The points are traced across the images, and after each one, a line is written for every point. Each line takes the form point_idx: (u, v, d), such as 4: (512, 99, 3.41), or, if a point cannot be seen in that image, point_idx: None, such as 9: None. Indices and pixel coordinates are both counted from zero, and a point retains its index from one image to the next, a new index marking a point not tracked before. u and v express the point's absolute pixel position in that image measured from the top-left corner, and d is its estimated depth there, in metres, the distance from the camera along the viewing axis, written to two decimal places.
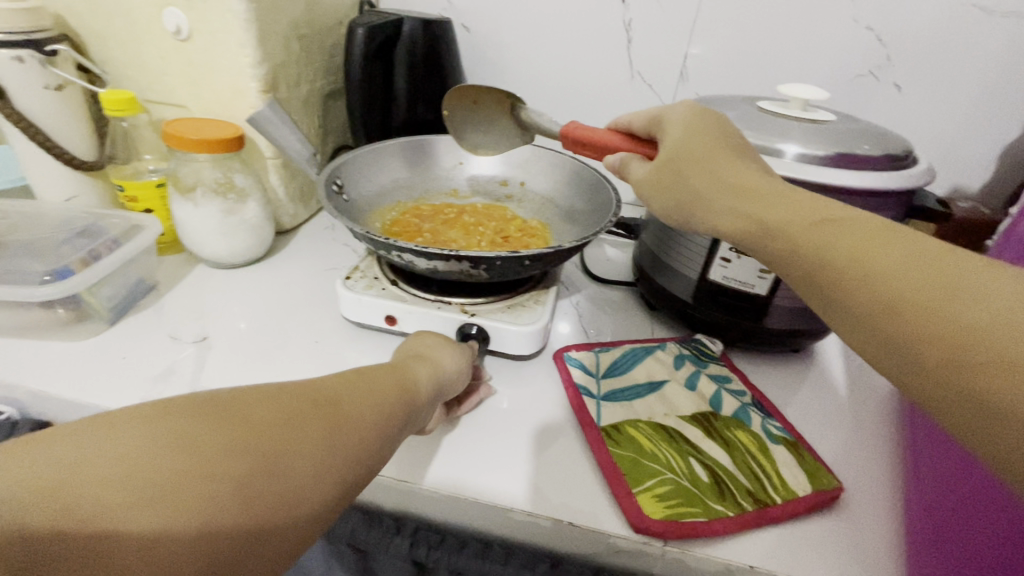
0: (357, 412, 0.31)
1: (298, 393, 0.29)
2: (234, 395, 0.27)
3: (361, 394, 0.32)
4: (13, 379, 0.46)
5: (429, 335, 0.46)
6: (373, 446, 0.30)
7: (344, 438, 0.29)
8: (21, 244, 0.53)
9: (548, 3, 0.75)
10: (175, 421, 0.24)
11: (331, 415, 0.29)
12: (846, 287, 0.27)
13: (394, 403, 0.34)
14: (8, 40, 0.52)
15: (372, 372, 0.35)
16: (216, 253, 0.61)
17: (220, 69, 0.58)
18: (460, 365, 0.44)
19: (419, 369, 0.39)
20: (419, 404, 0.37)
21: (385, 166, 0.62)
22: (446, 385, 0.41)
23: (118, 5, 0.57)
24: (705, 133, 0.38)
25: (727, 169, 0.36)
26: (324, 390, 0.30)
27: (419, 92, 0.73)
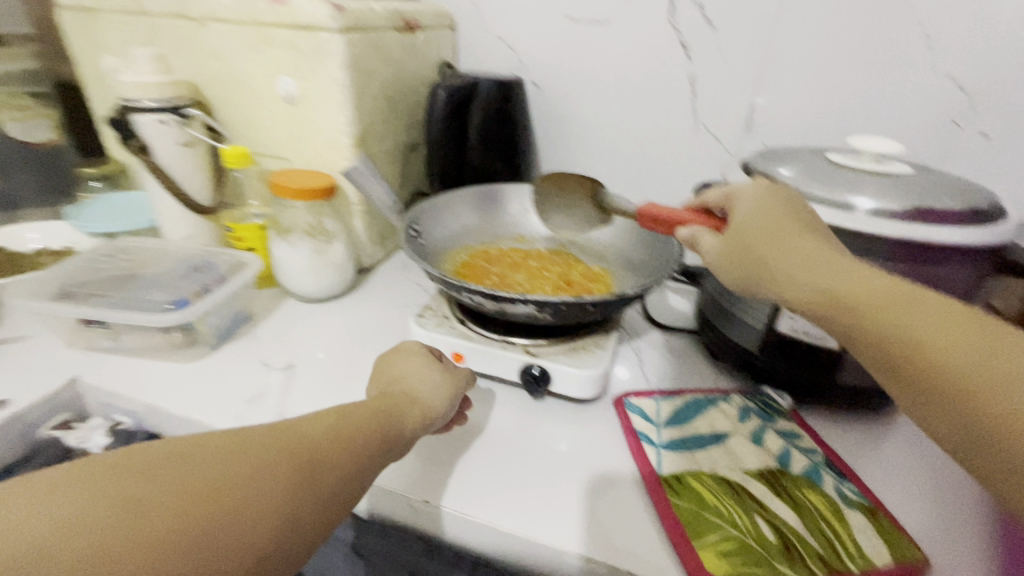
0: (329, 455, 0.32)
1: (264, 437, 0.30)
2: (193, 447, 0.28)
3: (337, 433, 0.33)
4: (135, 394, 0.52)
5: (419, 359, 0.48)
6: (345, 490, 0.32)
7: (313, 482, 0.30)
8: (149, 275, 0.61)
9: (616, 61, 0.79)
10: (128, 474, 0.26)
11: (304, 457, 0.30)
12: (942, 377, 0.27)
13: (376, 442, 0.35)
14: (156, 106, 0.62)
15: (354, 408, 0.37)
16: (305, 289, 0.68)
17: (321, 128, 0.66)
18: (450, 396, 0.45)
19: (401, 405, 0.40)
20: (403, 440, 0.38)
21: (458, 212, 0.67)
22: (433, 420, 0.42)
23: (242, 76, 0.66)
24: (777, 210, 0.39)
25: (788, 241, 0.36)
26: (296, 430, 0.32)
27: (491, 143, 0.78)
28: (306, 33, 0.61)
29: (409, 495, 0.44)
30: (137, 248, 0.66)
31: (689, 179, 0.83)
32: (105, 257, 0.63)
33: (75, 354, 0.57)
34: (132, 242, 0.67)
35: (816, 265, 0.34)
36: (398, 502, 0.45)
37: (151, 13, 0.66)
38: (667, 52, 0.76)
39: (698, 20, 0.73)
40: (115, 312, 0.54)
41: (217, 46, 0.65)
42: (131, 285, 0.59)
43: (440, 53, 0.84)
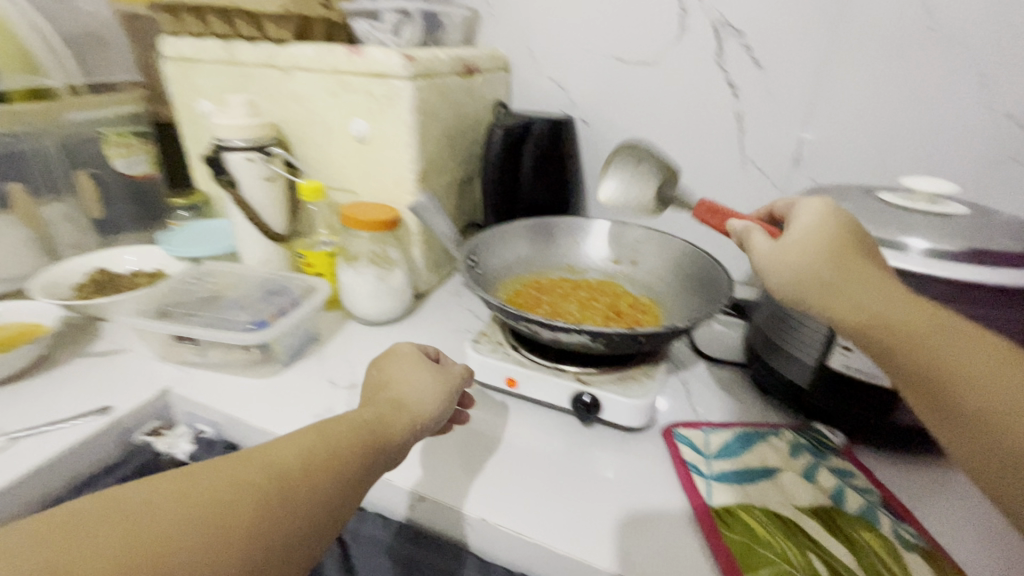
0: (300, 486, 0.32)
1: (216, 478, 0.30)
2: (140, 497, 0.28)
3: (309, 460, 0.33)
4: (218, 405, 0.58)
5: (410, 361, 0.48)
6: (316, 519, 0.32)
7: (277, 515, 0.30)
8: (232, 297, 0.67)
9: (664, 100, 0.83)
10: (53, 541, 0.25)
11: (267, 492, 0.30)
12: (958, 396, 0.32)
13: (359, 459, 0.36)
14: (244, 145, 0.69)
15: (333, 425, 0.37)
16: (366, 312, 0.72)
17: (387, 164, 0.72)
18: (443, 401, 0.45)
19: (391, 413, 0.41)
20: (390, 453, 0.39)
21: (512, 243, 0.71)
22: (424, 424, 0.43)
23: (319, 117, 0.73)
24: (837, 235, 0.40)
25: (847, 268, 0.38)
26: (260, 462, 0.32)
27: (542, 178, 0.82)
28: (379, 80, 0.67)
29: (466, 512, 0.46)
30: (221, 271, 0.73)
31: (736, 212, 0.85)
32: (194, 280, 0.70)
33: (166, 367, 0.64)
34: (217, 266, 0.74)
35: (877, 293, 0.36)
36: (454, 518, 0.47)
37: (243, 63, 0.75)
38: (714, 91, 0.79)
39: (744, 60, 0.76)
40: (205, 330, 0.60)
41: (299, 91, 0.72)
42: (217, 305, 0.65)
43: (495, 92, 0.89)
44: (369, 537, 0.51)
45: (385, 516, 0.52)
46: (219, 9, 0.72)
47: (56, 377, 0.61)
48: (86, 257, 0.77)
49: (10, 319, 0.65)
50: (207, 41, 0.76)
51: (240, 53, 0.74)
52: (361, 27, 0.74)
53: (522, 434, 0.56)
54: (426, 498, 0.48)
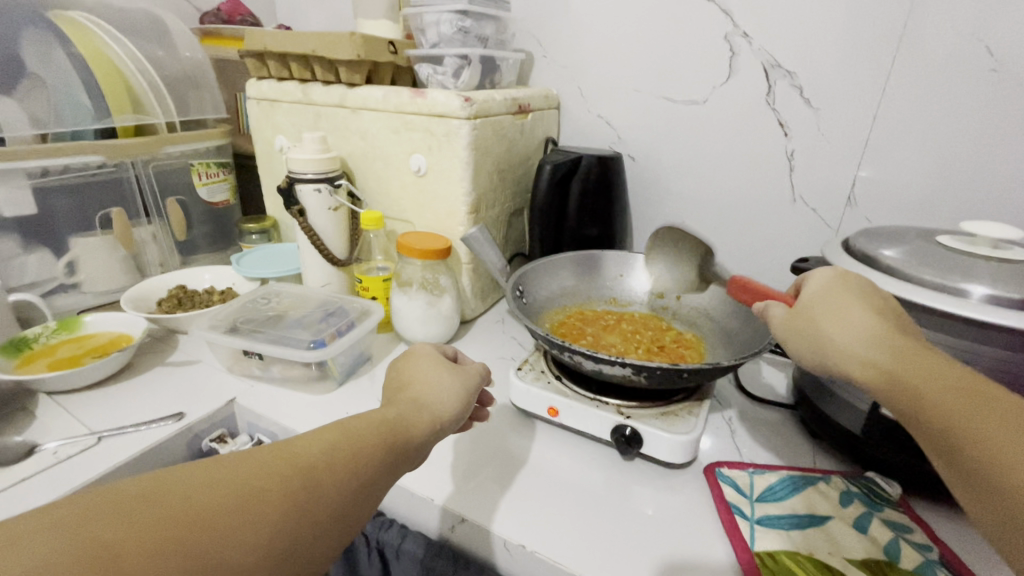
0: (328, 474, 0.32)
1: (240, 469, 0.30)
2: (175, 481, 0.28)
3: (336, 451, 0.34)
4: (277, 418, 0.62)
5: (430, 358, 0.49)
6: (341, 512, 0.32)
7: (303, 505, 0.30)
8: (296, 317, 0.71)
9: (711, 138, 0.84)
10: (89, 521, 0.25)
11: (295, 480, 0.31)
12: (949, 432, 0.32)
13: (381, 455, 0.36)
14: (314, 178, 0.76)
15: (355, 422, 0.37)
16: (415, 335, 0.76)
17: (443, 197, 0.76)
18: (465, 404, 0.46)
19: (413, 411, 0.41)
20: (414, 450, 0.39)
21: (557, 274, 0.73)
22: (447, 422, 0.43)
23: (382, 153, 0.79)
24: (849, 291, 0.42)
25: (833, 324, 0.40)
26: (289, 453, 0.32)
27: (589, 211, 0.84)
28: (439, 119, 0.72)
29: (505, 536, 0.47)
30: (286, 293, 0.79)
31: (785, 249, 0.84)
32: (262, 299, 0.76)
33: (233, 379, 0.69)
34: (283, 288, 0.80)
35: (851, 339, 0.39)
36: (493, 541, 0.48)
37: (317, 103, 0.82)
38: (764, 130, 0.80)
39: (796, 99, 0.76)
40: (268, 347, 0.64)
41: (366, 129, 0.79)
42: (282, 324, 0.70)
43: (546, 129, 0.94)
44: (411, 555, 0.53)
45: (427, 536, 0.54)
46: (301, 56, 0.80)
47: (140, 383, 0.67)
48: (171, 275, 0.85)
49: (104, 328, 0.72)
50: (288, 84, 0.84)
51: (315, 95, 0.81)
52: (424, 71, 0.80)
53: (562, 463, 0.57)
54: (468, 520, 0.49)
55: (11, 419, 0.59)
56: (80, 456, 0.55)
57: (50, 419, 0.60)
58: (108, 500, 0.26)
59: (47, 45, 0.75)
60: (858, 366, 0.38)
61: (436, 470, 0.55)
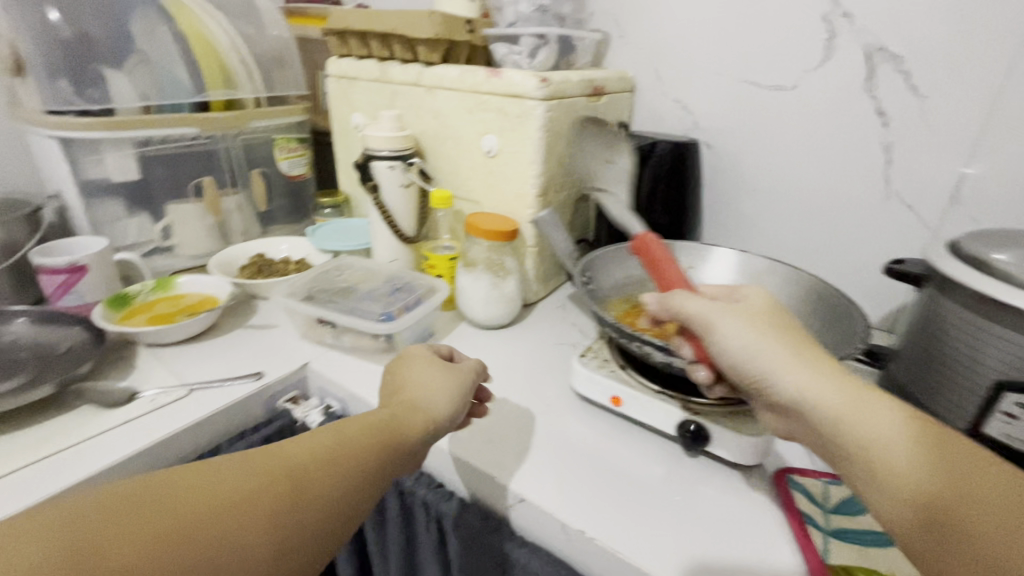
0: (324, 478, 0.35)
1: (237, 471, 0.32)
2: (167, 482, 0.30)
3: (331, 456, 0.36)
4: (347, 385, 0.65)
5: (422, 362, 0.51)
6: (337, 512, 0.35)
7: (299, 505, 0.33)
8: (365, 290, 0.74)
9: (797, 126, 0.79)
10: (84, 521, 0.27)
11: (290, 484, 0.33)
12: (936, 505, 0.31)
13: (374, 459, 0.39)
14: (389, 155, 0.78)
15: (346, 429, 0.40)
16: (478, 314, 0.77)
17: (512, 179, 0.76)
18: (458, 405, 0.48)
19: (406, 414, 0.44)
20: (407, 453, 0.42)
21: (625, 262, 0.71)
22: (441, 424, 0.46)
23: (454, 133, 0.80)
24: (775, 316, 0.44)
25: (750, 335, 0.42)
26: (286, 456, 0.35)
27: (660, 200, 0.82)
28: (513, 100, 0.72)
29: (564, 520, 0.47)
30: (356, 266, 0.82)
31: (872, 249, 0.78)
32: (334, 270, 0.79)
33: (306, 344, 0.73)
34: (354, 261, 0.83)
35: (801, 375, 0.39)
36: (551, 523, 0.48)
37: (393, 82, 0.83)
38: (859, 119, 0.74)
39: (899, 85, 0.70)
40: (341, 317, 0.67)
41: (439, 109, 0.79)
42: (352, 296, 0.72)
43: (619, 113, 0.91)
44: (469, 527, 0.54)
45: (485, 511, 0.55)
46: (381, 34, 0.81)
47: (224, 342, 0.72)
48: (252, 244, 0.90)
49: (193, 289, 0.78)
50: (366, 62, 0.86)
51: (392, 73, 0.82)
52: (500, 51, 0.80)
53: (622, 453, 0.56)
54: (527, 500, 0.50)
55: (115, 366, 0.66)
56: (174, 405, 0.59)
57: (148, 369, 0.65)
58: (102, 500, 0.28)
59: (152, 22, 0.80)
60: (793, 394, 0.39)
61: (496, 448, 0.56)
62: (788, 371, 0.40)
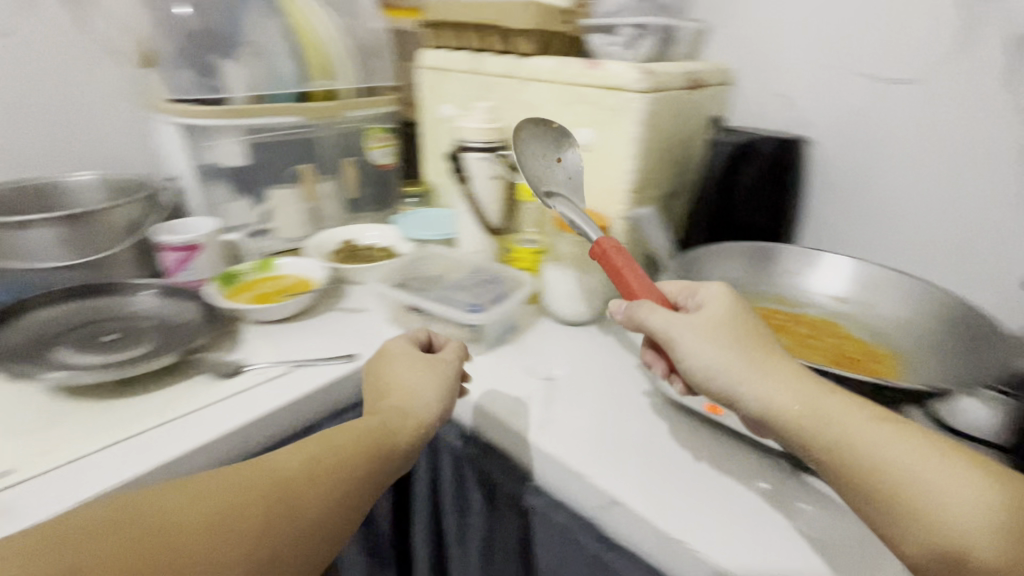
0: (307, 488, 0.38)
1: (222, 489, 0.36)
2: (156, 504, 0.33)
3: (313, 467, 0.40)
4: None
5: (405, 360, 0.53)
6: (321, 524, 0.38)
7: (283, 516, 0.36)
8: (453, 280, 0.75)
9: (923, 124, 0.72)
10: (76, 544, 0.30)
11: (274, 496, 0.36)
12: (897, 486, 0.34)
13: (360, 467, 0.42)
14: (482, 147, 0.78)
15: (337, 433, 0.43)
16: (562, 310, 0.76)
17: (604, 174, 0.74)
18: (447, 403, 0.50)
19: (393, 419, 0.46)
20: (396, 460, 0.44)
21: (724, 263, 0.68)
22: (430, 424, 0.48)
23: (546, 125, 0.79)
24: (736, 324, 0.45)
25: (713, 351, 0.43)
26: (271, 470, 0.38)
27: (759, 201, 0.78)
28: (611, 92, 0.70)
29: (662, 528, 0.46)
30: (443, 255, 0.83)
31: (1005, 265, 0.69)
32: (423, 259, 0.81)
33: (395, 330, 0.75)
34: (440, 250, 0.84)
35: (765, 386, 0.41)
36: (646, 530, 0.47)
37: (486, 73, 0.83)
38: (999, 117, 0.66)
39: None
40: (433, 305, 0.68)
41: (533, 100, 0.79)
42: (440, 285, 0.74)
43: (716, 108, 0.87)
44: (557, 524, 0.53)
45: (572, 510, 0.54)
46: (478, 25, 0.82)
47: (320, 323, 0.75)
48: (343, 230, 0.94)
49: (291, 271, 0.82)
50: (460, 53, 0.87)
51: (486, 64, 0.83)
52: (598, 42, 0.78)
53: (721, 464, 0.54)
54: (621, 503, 0.49)
55: (225, 339, 0.70)
56: (278, 379, 0.63)
57: (254, 344, 0.69)
58: (92, 527, 0.31)
59: (262, 16, 0.85)
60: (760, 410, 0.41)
61: (587, 447, 0.55)
62: (757, 385, 0.41)
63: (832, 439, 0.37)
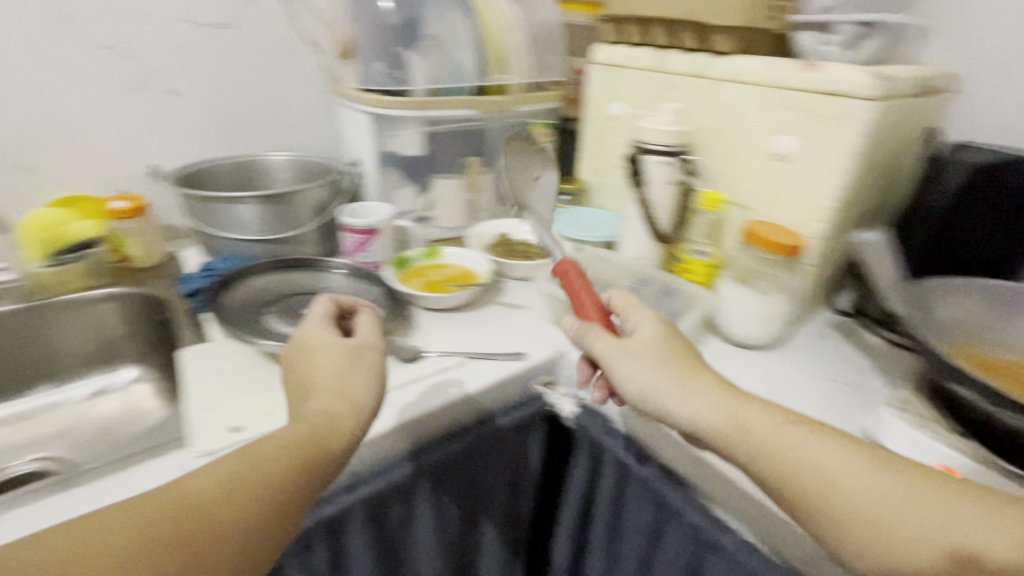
0: (226, 517, 0.35)
1: (123, 529, 0.32)
2: (40, 554, 0.30)
3: (232, 491, 0.36)
4: None
5: (319, 346, 0.47)
6: (246, 550, 0.35)
7: (199, 550, 0.33)
8: (623, 287, 0.73)
9: None
10: None
11: (188, 527, 0.34)
12: (803, 480, 0.40)
13: (290, 482, 0.38)
14: (663, 150, 0.74)
15: (259, 447, 0.39)
16: (737, 331, 0.71)
17: (805, 188, 0.68)
18: (375, 391, 0.46)
19: (316, 420, 0.42)
20: (330, 468, 0.41)
21: (961, 301, 0.60)
22: (364, 417, 0.44)
23: (737, 130, 0.73)
24: (667, 344, 0.49)
25: (642, 374, 0.47)
26: (187, 498, 0.35)
27: (994, 231, 0.67)
28: (830, 99, 0.63)
29: None
30: (605, 259, 0.81)
31: None
32: (586, 261, 0.79)
33: (558, 331, 0.74)
34: (603, 253, 0.82)
35: (690, 403, 0.45)
36: None
37: (671, 71, 0.79)
38: None
39: None
40: None
41: (725, 102, 0.73)
42: (610, 292, 0.71)
43: (936, 119, 0.76)
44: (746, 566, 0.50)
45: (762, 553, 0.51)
46: (670, 20, 0.77)
47: (484, 315, 0.76)
48: (499, 223, 0.95)
49: (455, 261, 0.84)
50: (642, 49, 0.83)
51: (672, 62, 0.78)
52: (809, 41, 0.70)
53: None
54: None
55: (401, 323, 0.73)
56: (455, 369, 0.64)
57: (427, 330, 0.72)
58: None
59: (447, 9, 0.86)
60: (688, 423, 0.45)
61: None
62: (683, 402, 0.45)
63: (764, 451, 0.42)
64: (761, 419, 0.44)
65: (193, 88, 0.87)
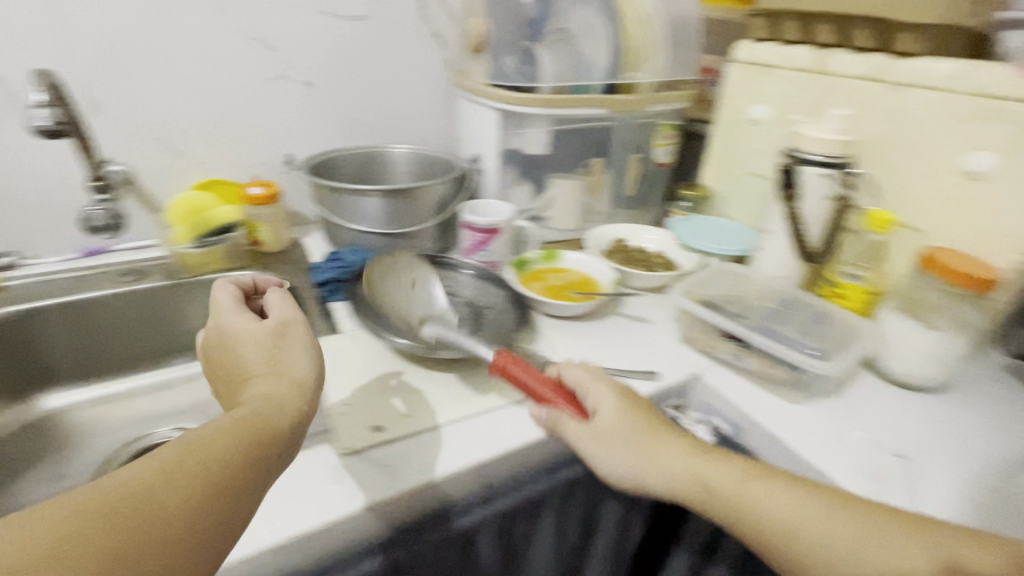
0: (175, 500, 0.29)
1: (42, 527, 0.25)
2: None
3: (175, 473, 0.30)
4: (753, 413, 0.59)
5: (240, 333, 0.44)
6: (204, 535, 0.29)
7: (146, 535, 0.27)
8: (767, 309, 0.67)
9: None
10: None
11: (126, 513, 0.27)
12: (772, 533, 0.40)
13: (244, 460, 0.33)
14: (825, 160, 0.67)
15: (197, 433, 0.33)
16: (901, 369, 0.63)
17: (1004, 212, 0.59)
18: (313, 363, 0.43)
19: (258, 398, 0.38)
20: (285, 445, 0.36)
21: None
22: (310, 388, 0.41)
23: (917, 142, 0.65)
24: (633, 414, 0.49)
25: (620, 456, 0.46)
26: (119, 486, 0.28)
27: None
28: None
29: None
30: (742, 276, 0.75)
31: None
32: (721, 277, 0.74)
33: (690, 350, 0.69)
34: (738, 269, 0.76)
35: (658, 470, 0.45)
36: None
37: (834, 74, 0.71)
38: None
39: None
40: (757, 339, 0.61)
41: (903, 110, 0.65)
42: (753, 314, 0.66)
43: None
44: None
45: None
46: (839, 16, 0.70)
47: (608, 327, 0.73)
48: (618, 228, 0.91)
49: (575, 266, 0.81)
50: (798, 49, 0.75)
51: (836, 64, 0.71)
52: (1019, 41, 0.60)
53: None
54: None
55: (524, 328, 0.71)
56: None
57: (552, 338, 0.69)
58: None
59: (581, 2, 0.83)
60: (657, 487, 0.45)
61: None
62: (653, 470, 0.45)
63: (739, 513, 0.42)
64: (722, 472, 0.44)
65: (326, 80, 0.89)
